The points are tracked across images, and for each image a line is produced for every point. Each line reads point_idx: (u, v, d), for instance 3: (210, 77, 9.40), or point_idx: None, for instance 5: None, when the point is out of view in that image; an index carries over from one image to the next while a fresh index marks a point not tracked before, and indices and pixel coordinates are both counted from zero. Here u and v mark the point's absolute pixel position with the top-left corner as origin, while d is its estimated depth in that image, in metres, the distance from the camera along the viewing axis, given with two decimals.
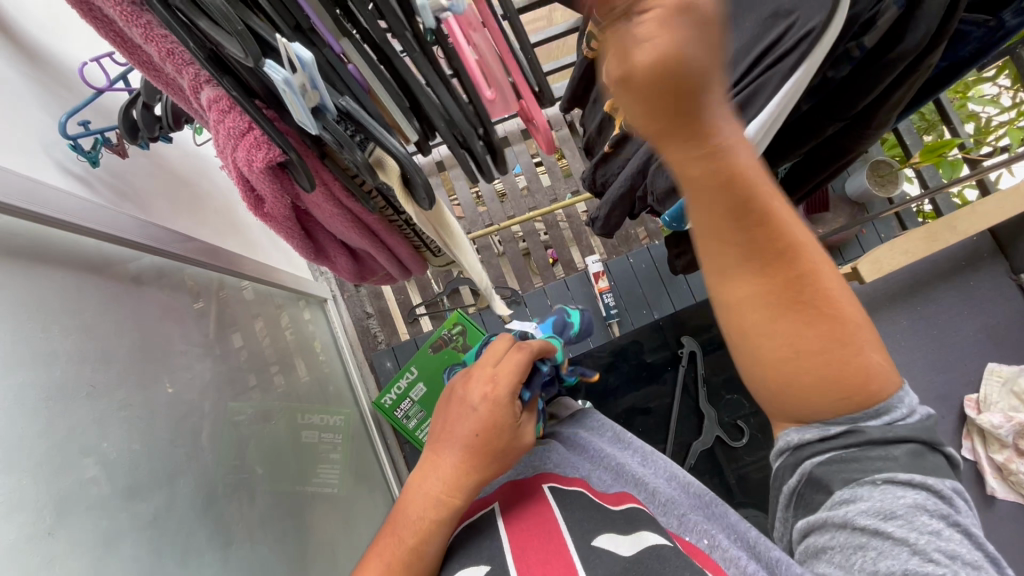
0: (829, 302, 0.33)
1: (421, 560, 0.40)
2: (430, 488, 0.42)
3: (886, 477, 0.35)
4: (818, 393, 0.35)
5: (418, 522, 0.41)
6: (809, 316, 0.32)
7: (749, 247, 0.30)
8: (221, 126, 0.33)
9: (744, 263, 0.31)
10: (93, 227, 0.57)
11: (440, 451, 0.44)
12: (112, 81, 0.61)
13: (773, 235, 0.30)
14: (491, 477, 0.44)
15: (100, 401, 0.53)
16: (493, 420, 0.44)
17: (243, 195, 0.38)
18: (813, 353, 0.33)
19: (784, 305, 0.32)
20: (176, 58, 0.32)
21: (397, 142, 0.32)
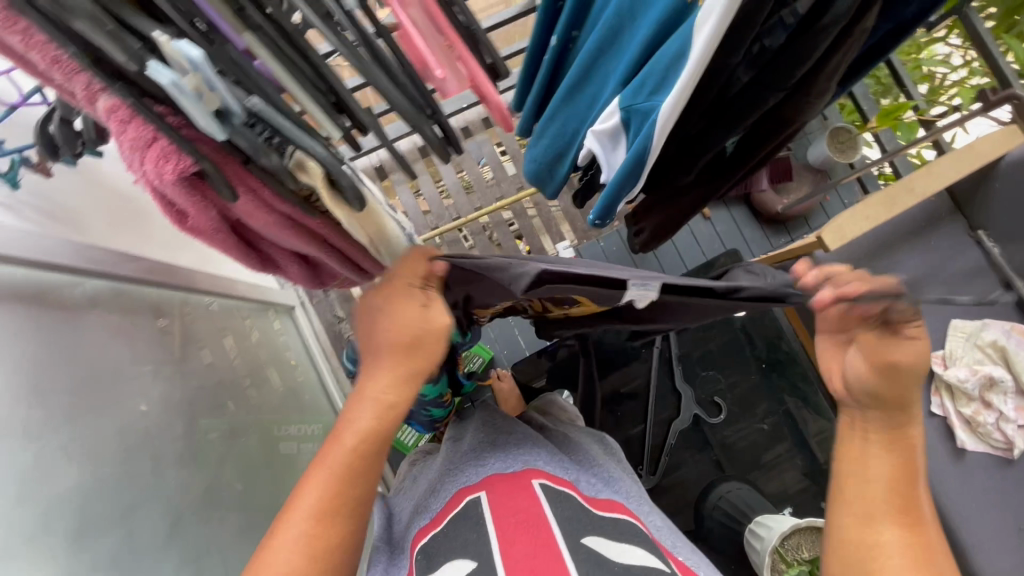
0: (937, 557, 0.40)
1: (368, 452, 0.43)
2: (371, 393, 0.44)
3: None
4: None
5: (357, 427, 0.43)
6: (913, 542, 0.40)
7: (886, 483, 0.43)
8: (122, 138, 0.30)
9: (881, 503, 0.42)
10: (25, 255, 0.53)
11: (371, 359, 0.46)
12: (26, 94, 0.56)
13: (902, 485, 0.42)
14: (419, 376, 0.46)
15: (41, 438, 0.50)
16: (404, 313, 0.46)
17: (162, 211, 0.35)
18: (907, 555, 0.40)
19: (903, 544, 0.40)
20: (64, 66, 0.29)
21: (315, 145, 0.29)
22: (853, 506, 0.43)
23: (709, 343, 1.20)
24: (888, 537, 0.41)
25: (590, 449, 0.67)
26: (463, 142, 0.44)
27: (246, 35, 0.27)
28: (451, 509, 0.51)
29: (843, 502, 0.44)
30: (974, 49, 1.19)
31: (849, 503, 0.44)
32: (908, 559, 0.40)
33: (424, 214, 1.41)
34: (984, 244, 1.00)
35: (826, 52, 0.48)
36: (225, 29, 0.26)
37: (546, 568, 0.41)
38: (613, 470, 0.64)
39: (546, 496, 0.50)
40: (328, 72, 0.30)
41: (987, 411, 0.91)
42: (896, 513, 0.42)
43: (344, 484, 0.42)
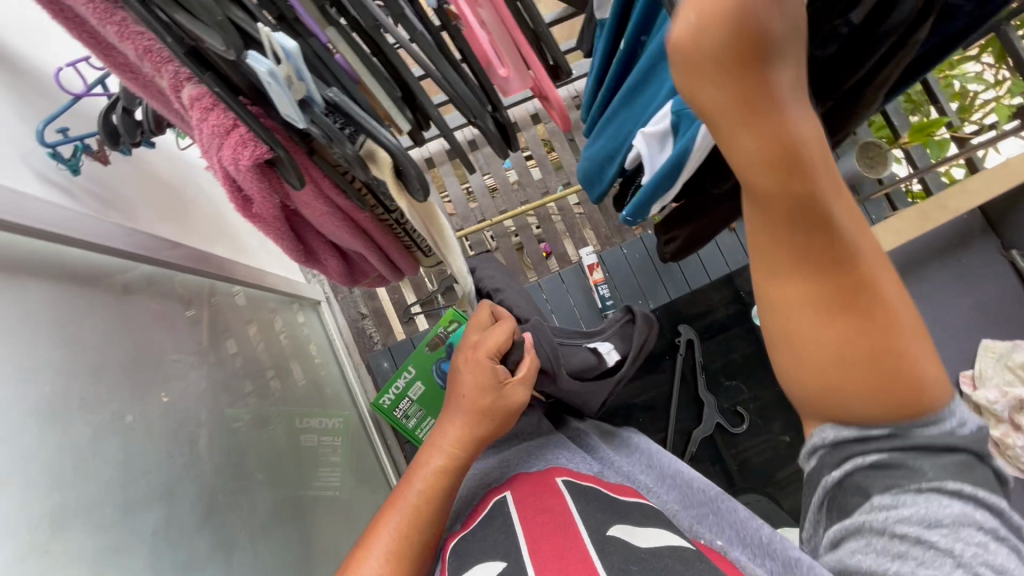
0: (896, 323, 0.33)
1: (439, 494, 0.47)
2: (444, 441, 0.49)
3: (936, 485, 0.33)
4: (860, 411, 0.34)
5: (426, 471, 0.48)
6: (864, 333, 0.32)
7: (809, 241, 0.31)
8: (204, 124, 0.31)
9: (802, 275, 0.32)
10: (80, 237, 0.56)
11: (447, 415, 0.52)
12: (90, 86, 0.59)
13: (828, 240, 0.31)
14: (493, 432, 0.51)
15: (94, 412, 0.52)
16: (480, 382, 0.51)
17: (230, 197, 0.37)
18: (851, 357, 0.33)
19: (857, 342, 0.32)
20: (153, 56, 0.30)
21: (387, 133, 0.31)
22: (791, 321, 0.34)
23: (731, 353, 1.19)
24: (832, 342, 0.33)
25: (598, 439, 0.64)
26: (519, 138, 0.45)
27: (329, 30, 0.28)
28: (479, 512, 0.53)
29: (774, 302, 0.34)
30: (1007, 68, 1.19)
31: (780, 303, 0.34)
32: (859, 367, 0.33)
33: (449, 216, 1.43)
34: (1018, 264, 0.98)
35: (878, 63, 0.48)
36: (311, 25, 0.29)
37: (574, 566, 0.41)
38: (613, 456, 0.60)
39: (569, 493, 0.50)
40: (396, 62, 0.30)
41: (1017, 433, 0.88)
42: (829, 292, 0.32)
43: (414, 521, 0.45)
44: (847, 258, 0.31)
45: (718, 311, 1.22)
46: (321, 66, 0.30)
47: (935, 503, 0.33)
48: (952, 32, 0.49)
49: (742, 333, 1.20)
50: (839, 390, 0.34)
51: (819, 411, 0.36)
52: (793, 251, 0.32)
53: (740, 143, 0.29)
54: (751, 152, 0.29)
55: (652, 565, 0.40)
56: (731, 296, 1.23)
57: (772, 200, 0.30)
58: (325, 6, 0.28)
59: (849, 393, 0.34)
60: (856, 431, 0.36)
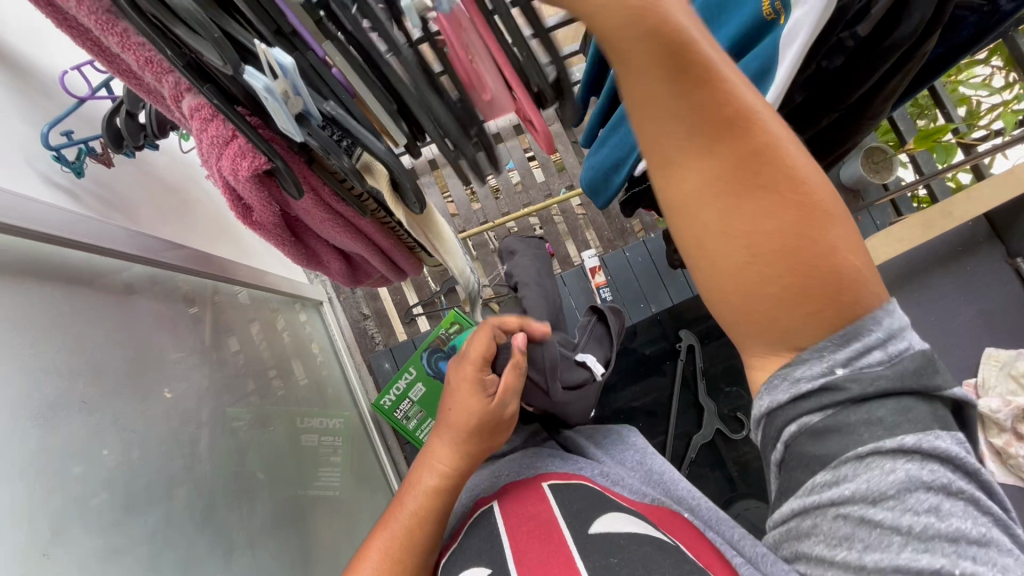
0: (803, 187, 0.29)
1: (427, 518, 0.48)
2: (434, 463, 0.50)
3: (875, 446, 0.31)
4: (792, 323, 0.31)
5: (418, 493, 0.49)
6: (770, 205, 0.29)
7: (690, 119, 0.27)
8: (204, 135, 0.32)
9: (703, 158, 0.28)
10: (84, 240, 0.56)
11: (438, 433, 0.52)
12: (95, 88, 0.59)
13: (716, 108, 0.27)
14: (480, 451, 0.51)
15: (95, 413, 0.52)
16: (467, 400, 0.50)
17: (230, 206, 0.37)
18: (767, 243, 0.29)
19: (770, 216, 0.29)
20: (155, 66, 0.31)
21: (382, 146, 0.31)
22: (693, 210, 0.29)
23: (733, 357, 1.19)
24: (743, 227, 0.29)
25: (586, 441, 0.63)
26: (503, 160, 0.43)
27: (326, 44, 0.28)
28: (467, 524, 0.53)
29: (669, 200, 0.30)
30: (1016, 73, 1.17)
31: (680, 194, 0.29)
32: (773, 250, 0.29)
33: (451, 217, 1.43)
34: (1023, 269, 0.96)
35: (884, 75, 0.48)
36: (308, 39, 0.29)
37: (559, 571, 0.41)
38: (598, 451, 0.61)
39: (553, 493, 0.51)
40: (390, 73, 0.31)
41: (1018, 442, 0.86)
42: (730, 165, 0.28)
43: (405, 544, 0.46)
44: (745, 123, 0.28)
45: None
46: (318, 79, 0.30)
47: (875, 471, 0.31)
48: (962, 40, 0.49)
49: None
50: (756, 296, 0.30)
51: (749, 336, 0.33)
52: (679, 134, 0.28)
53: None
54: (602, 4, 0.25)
55: (637, 556, 0.41)
56: None
57: (655, 54, 0.26)
58: (322, 19, 0.27)
59: (765, 287, 0.30)
60: (791, 392, 0.33)
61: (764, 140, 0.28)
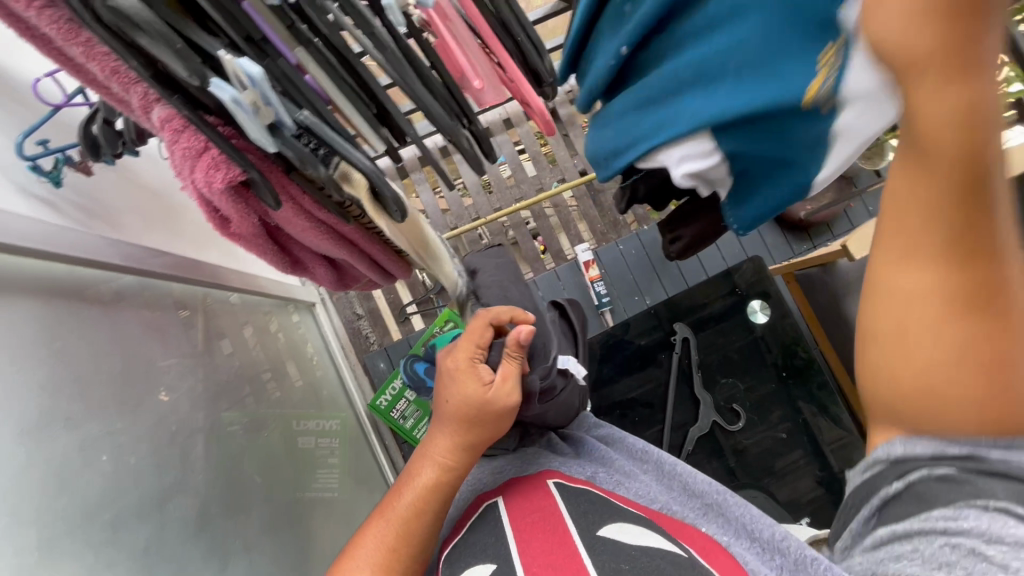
0: (1007, 352, 0.32)
1: (425, 510, 0.47)
2: (432, 454, 0.50)
3: (1002, 505, 0.37)
4: (949, 409, 0.35)
5: (418, 483, 0.48)
6: (978, 333, 0.32)
7: (946, 241, 0.30)
8: (175, 147, 0.31)
9: (937, 263, 0.31)
10: (64, 251, 0.55)
11: (436, 425, 0.52)
12: (69, 96, 0.58)
13: (968, 248, 0.30)
14: (478, 441, 0.50)
15: (81, 428, 0.52)
16: (464, 388, 0.50)
17: (207, 217, 0.36)
18: (961, 371, 0.33)
19: (966, 341, 0.32)
20: (121, 77, 0.30)
21: (362, 156, 0.30)
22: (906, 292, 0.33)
23: (728, 348, 1.19)
24: (938, 340, 0.33)
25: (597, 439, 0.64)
26: (496, 149, 0.42)
27: (299, 50, 0.28)
28: (467, 520, 0.53)
29: (884, 290, 0.34)
30: None
31: (893, 286, 0.33)
32: (956, 356, 0.33)
33: (443, 213, 1.41)
34: None
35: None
36: (279, 45, 0.27)
37: (563, 563, 0.42)
38: (617, 453, 0.62)
39: (560, 491, 0.51)
40: (364, 75, 0.29)
41: None
42: (956, 299, 0.31)
43: (401, 532, 0.46)
44: (994, 259, 0.30)
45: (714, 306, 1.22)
46: (291, 88, 0.28)
47: (996, 519, 0.36)
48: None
49: (738, 327, 1.19)
50: (921, 394, 0.35)
51: (898, 402, 0.37)
52: (930, 246, 0.31)
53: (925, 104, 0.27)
54: (935, 127, 0.28)
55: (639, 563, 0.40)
56: (727, 290, 1.22)
57: (922, 186, 0.30)
58: (294, 23, 0.27)
59: (937, 395, 0.35)
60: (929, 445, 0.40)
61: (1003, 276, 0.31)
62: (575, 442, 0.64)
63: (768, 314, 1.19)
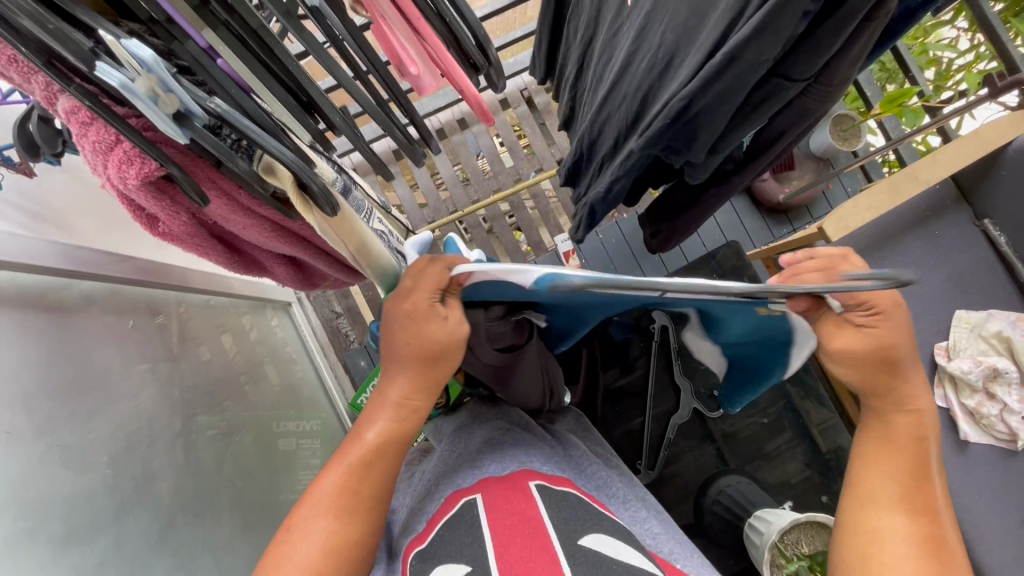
0: (946, 545, 0.42)
1: (380, 453, 0.46)
2: (388, 397, 0.47)
3: None
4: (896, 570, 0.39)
5: (381, 427, 0.46)
6: (923, 534, 0.41)
7: (897, 470, 0.44)
8: (85, 141, 0.29)
9: (895, 499, 0.43)
10: (6, 257, 0.52)
11: (390, 365, 0.48)
12: (4, 93, 0.55)
13: (917, 485, 0.44)
14: (436, 381, 0.48)
15: (27, 443, 0.49)
16: (426, 324, 0.46)
17: (132, 215, 0.34)
18: None
19: (918, 544, 0.41)
20: (20, 66, 0.27)
21: (285, 149, 0.28)
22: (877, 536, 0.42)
23: None
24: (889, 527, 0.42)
25: (588, 455, 0.65)
26: (434, 136, 0.42)
27: (207, 32, 0.25)
28: (445, 513, 0.50)
29: (852, 512, 0.44)
30: (981, 33, 1.17)
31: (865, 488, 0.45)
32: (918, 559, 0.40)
33: (420, 207, 1.39)
34: (990, 233, 0.97)
35: (850, 37, 0.46)
36: (186, 27, 0.25)
37: (542, 569, 0.41)
38: (611, 477, 0.62)
39: (541, 493, 0.50)
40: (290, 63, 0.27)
41: (991, 402, 0.88)
42: (920, 536, 0.41)
43: (359, 475, 0.45)
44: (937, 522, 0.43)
45: None
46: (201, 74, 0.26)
47: None
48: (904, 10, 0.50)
49: None
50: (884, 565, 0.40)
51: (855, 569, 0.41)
52: (889, 477, 0.44)
53: (890, 406, 0.46)
54: (890, 415, 0.46)
55: None
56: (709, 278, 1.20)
57: (886, 437, 0.46)
58: (202, 4, 0.24)
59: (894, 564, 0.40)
60: None
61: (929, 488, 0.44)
62: (560, 449, 0.64)
63: None
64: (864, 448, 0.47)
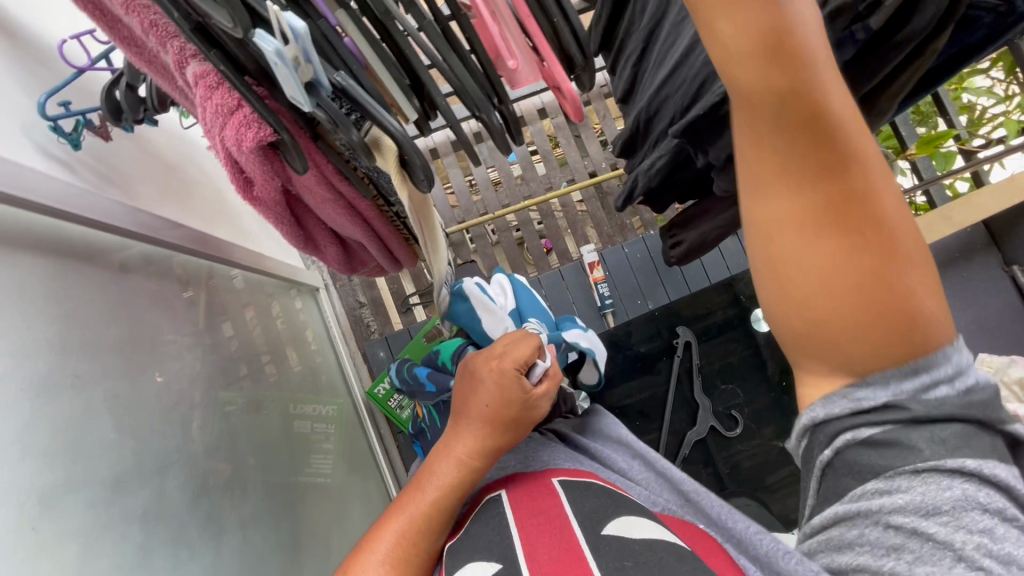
0: (873, 213, 0.31)
1: (442, 509, 0.48)
2: (455, 452, 0.50)
3: (934, 464, 0.33)
4: (838, 337, 0.33)
5: (440, 481, 0.49)
6: (842, 230, 0.31)
7: (790, 142, 0.29)
8: (209, 103, 0.31)
9: (795, 174, 0.30)
10: (78, 212, 0.55)
11: (461, 425, 0.51)
12: (93, 60, 0.58)
13: (813, 126, 0.28)
14: (506, 446, 0.51)
15: (87, 389, 0.52)
16: (503, 393, 0.50)
17: (232, 177, 0.37)
18: (851, 304, 0.32)
19: (832, 239, 0.31)
20: (159, 30, 0.30)
21: (394, 121, 0.30)
22: (789, 283, 0.34)
23: (728, 356, 1.18)
24: (812, 279, 0.32)
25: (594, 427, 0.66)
26: (525, 134, 0.39)
27: (338, 13, 0.28)
28: (475, 508, 0.54)
29: (753, 219, 0.33)
30: (1017, 83, 1.19)
31: (759, 220, 0.33)
32: (858, 318, 0.32)
33: (451, 208, 1.42)
34: (1018, 279, 0.98)
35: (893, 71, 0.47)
36: (321, 6, 0.28)
37: (570, 568, 0.41)
38: (617, 443, 0.62)
39: (564, 490, 0.51)
40: (403, 44, 0.29)
41: None
42: (829, 221, 0.31)
43: (425, 521, 0.47)
44: (849, 176, 0.30)
45: (717, 314, 1.21)
46: (328, 48, 0.29)
47: (936, 486, 0.33)
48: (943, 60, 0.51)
49: (742, 336, 1.19)
50: (819, 331, 0.34)
51: (802, 353, 0.36)
52: (778, 152, 0.30)
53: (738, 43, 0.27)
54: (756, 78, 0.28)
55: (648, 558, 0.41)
56: (730, 300, 1.21)
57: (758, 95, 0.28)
58: None
59: (813, 310, 0.33)
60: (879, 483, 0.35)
61: (864, 180, 0.30)
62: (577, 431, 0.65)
63: (771, 324, 1.19)
64: (746, 130, 0.30)
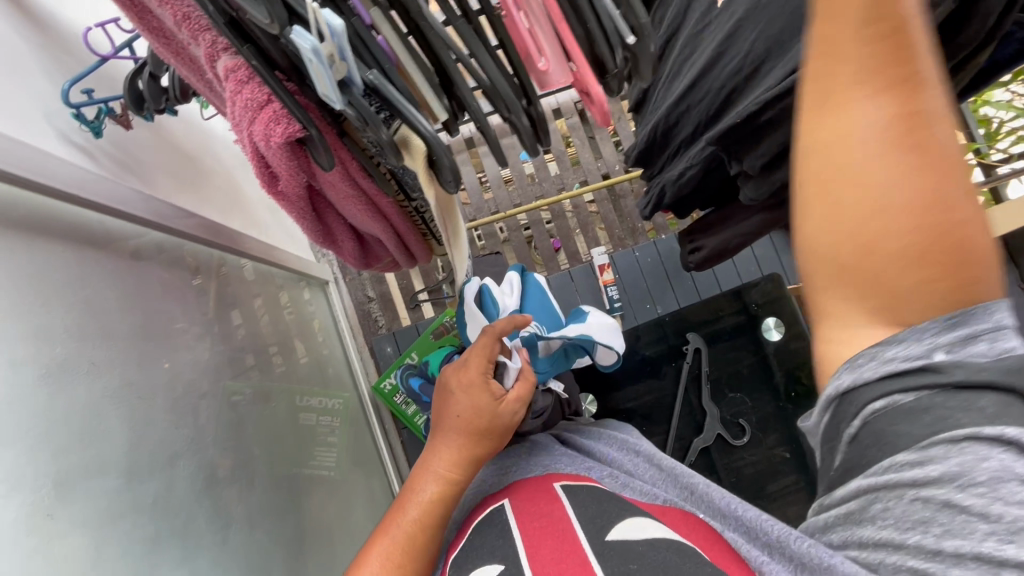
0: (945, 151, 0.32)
1: (426, 525, 0.48)
2: (434, 468, 0.50)
3: (972, 432, 0.32)
4: (893, 267, 0.33)
5: (421, 498, 0.49)
6: (916, 153, 0.32)
7: (872, 54, 0.31)
8: (238, 97, 0.31)
9: (876, 91, 0.31)
10: (95, 200, 0.56)
11: (438, 439, 0.51)
12: (117, 48, 0.58)
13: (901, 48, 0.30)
14: (482, 456, 0.51)
15: (103, 376, 0.52)
16: (475, 403, 0.51)
17: (258, 172, 0.37)
18: (915, 228, 0.32)
19: (905, 158, 0.31)
20: (192, 23, 0.30)
21: (425, 121, 0.29)
22: (846, 208, 0.33)
23: (736, 364, 1.18)
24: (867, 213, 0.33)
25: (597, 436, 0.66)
26: (551, 135, 0.38)
27: (373, 11, 0.28)
28: (479, 516, 0.53)
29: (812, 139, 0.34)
30: None
31: (828, 131, 0.33)
32: (916, 247, 0.32)
33: (463, 205, 1.42)
34: None
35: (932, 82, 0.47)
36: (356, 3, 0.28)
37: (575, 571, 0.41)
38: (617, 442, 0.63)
39: (565, 495, 0.51)
40: (436, 40, 0.29)
41: None
42: (902, 145, 0.31)
43: (408, 543, 0.47)
44: (925, 102, 0.31)
45: (726, 321, 1.20)
46: (361, 46, 0.29)
47: (969, 455, 0.32)
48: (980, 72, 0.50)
49: (750, 344, 1.19)
50: (874, 257, 0.33)
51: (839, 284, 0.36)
52: (859, 66, 0.31)
53: None
54: None
55: (654, 559, 0.40)
56: (740, 307, 1.21)
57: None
58: None
59: (878, 234, 0.33)
60: (912, 453, 0.34)
61: (932, 109, 0.32)
62: (576, 438, 0.65)
63: (781, 333, 1.18)
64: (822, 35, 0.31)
